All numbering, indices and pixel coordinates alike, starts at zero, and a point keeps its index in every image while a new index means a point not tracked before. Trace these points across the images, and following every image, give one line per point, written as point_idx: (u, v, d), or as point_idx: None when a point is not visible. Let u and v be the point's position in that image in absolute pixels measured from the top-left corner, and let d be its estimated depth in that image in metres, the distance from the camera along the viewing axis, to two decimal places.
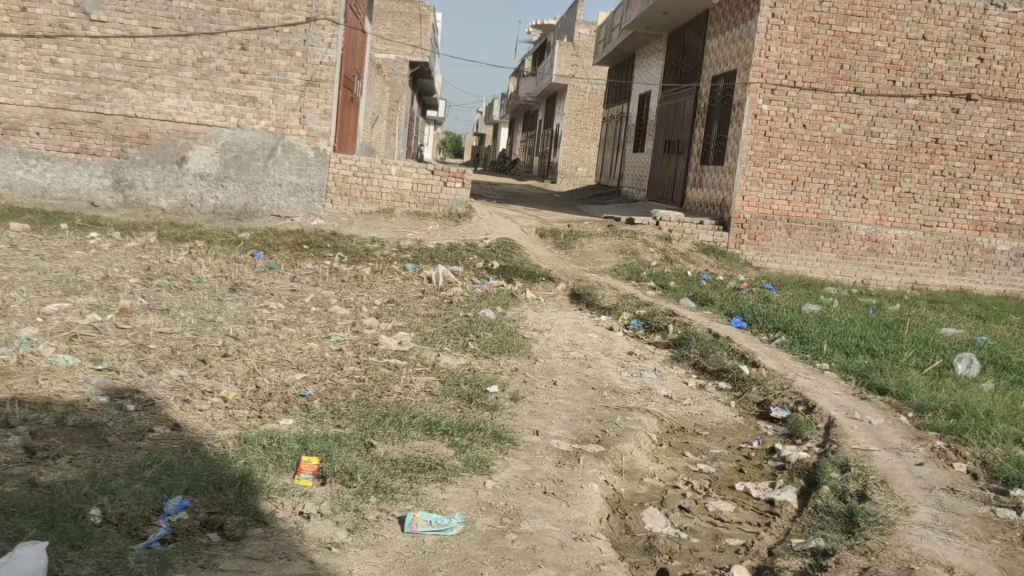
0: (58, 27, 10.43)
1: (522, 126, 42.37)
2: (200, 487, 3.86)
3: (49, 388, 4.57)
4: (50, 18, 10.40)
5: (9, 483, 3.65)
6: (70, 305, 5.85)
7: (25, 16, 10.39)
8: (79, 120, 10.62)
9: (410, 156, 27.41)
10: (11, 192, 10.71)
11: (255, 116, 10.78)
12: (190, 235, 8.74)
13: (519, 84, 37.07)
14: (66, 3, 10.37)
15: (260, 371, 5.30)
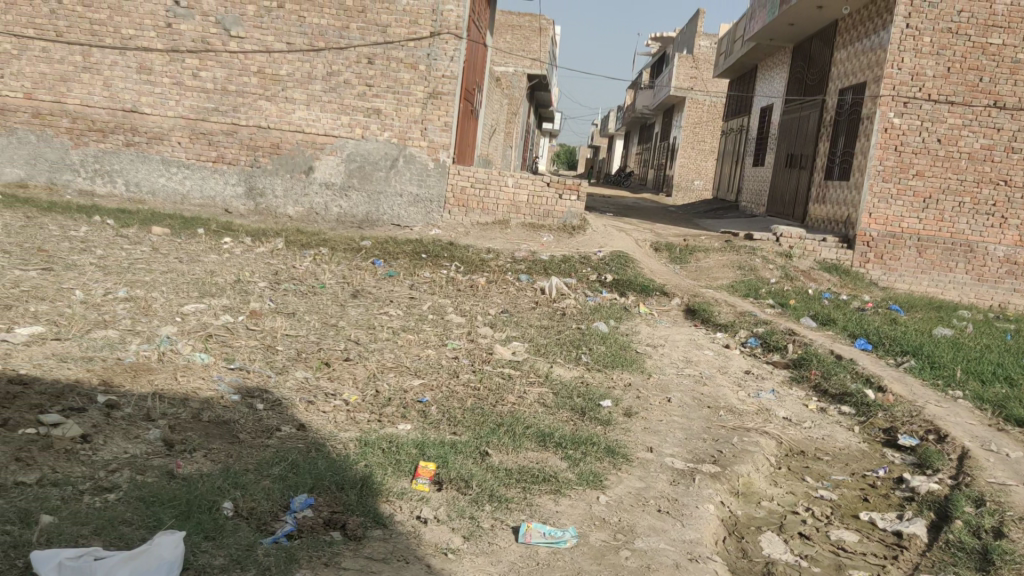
0: (200, 42, 11.02)
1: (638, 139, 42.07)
2: (323, 487, 4.00)
3: (187, 384, 4.83)
4: (193, 33, 11.00)
5: (150, 474, 3.88)
6: (205, 306, 6.16)
7: (171, 32, 11.02)
8: (217, 131, 11.21)
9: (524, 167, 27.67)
10: (154, 198, 11.39)
11: (379, 128, 11.12)
12: (315, 242, 9.05)
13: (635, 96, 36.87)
14: (208, 19, 10.96)
15: (379, 376, 5.44)
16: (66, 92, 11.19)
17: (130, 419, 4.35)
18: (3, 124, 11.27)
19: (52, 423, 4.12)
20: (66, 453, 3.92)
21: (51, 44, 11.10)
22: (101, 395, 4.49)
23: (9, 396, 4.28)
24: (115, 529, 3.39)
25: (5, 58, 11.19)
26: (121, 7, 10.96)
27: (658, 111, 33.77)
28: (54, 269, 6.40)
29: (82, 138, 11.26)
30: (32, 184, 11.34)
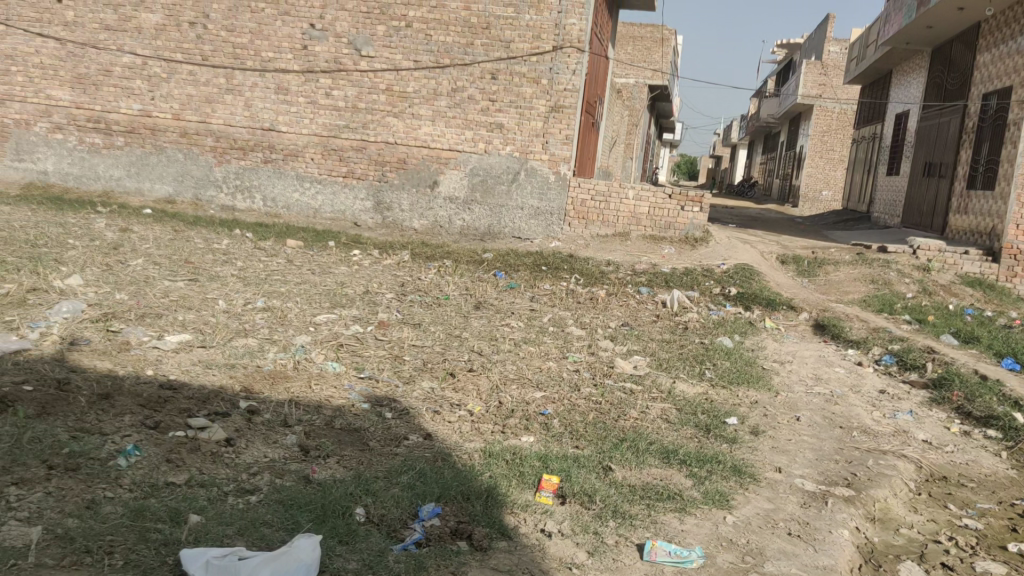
0: (333, 63, 11.49)
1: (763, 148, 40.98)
2: (450, 496, 4.08)
3: (321, 392, 5.03)
4: (327, 54, 11.48)
5: (288, 478, 4.07)
6: (336, 316, 6.40)
7: (307, 54, 11.53)
8: (347, 147, 11.65)
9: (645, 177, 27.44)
10: (289, 212, 11.94)
11: (501, 142, 11.28)
12: (439, 255, 9.25)
13: (760, 105, 35.96)
14: (341, 40, 11.41)
15: (502, 388, 5.50)
16: (210, 112, 11.86)
17: (268, 424, 4.57)
18: (154, 144, 12.03)
19: (199, 426, 4.37)
20: (211, 456, 4.15)
21: (198, 67, 11.79)
22: (242, 401, 4.74)
23: (161, 400, 4.57)
24: (257, 530, 3.57)
25: (155, 81, 11.91)
26: (261, 31, 11.56)
27: (784, 120, 32.82)
28: (199, 280, 6.79)
29: (225, 156, 11.93)
30: (179, 200, 12.08)
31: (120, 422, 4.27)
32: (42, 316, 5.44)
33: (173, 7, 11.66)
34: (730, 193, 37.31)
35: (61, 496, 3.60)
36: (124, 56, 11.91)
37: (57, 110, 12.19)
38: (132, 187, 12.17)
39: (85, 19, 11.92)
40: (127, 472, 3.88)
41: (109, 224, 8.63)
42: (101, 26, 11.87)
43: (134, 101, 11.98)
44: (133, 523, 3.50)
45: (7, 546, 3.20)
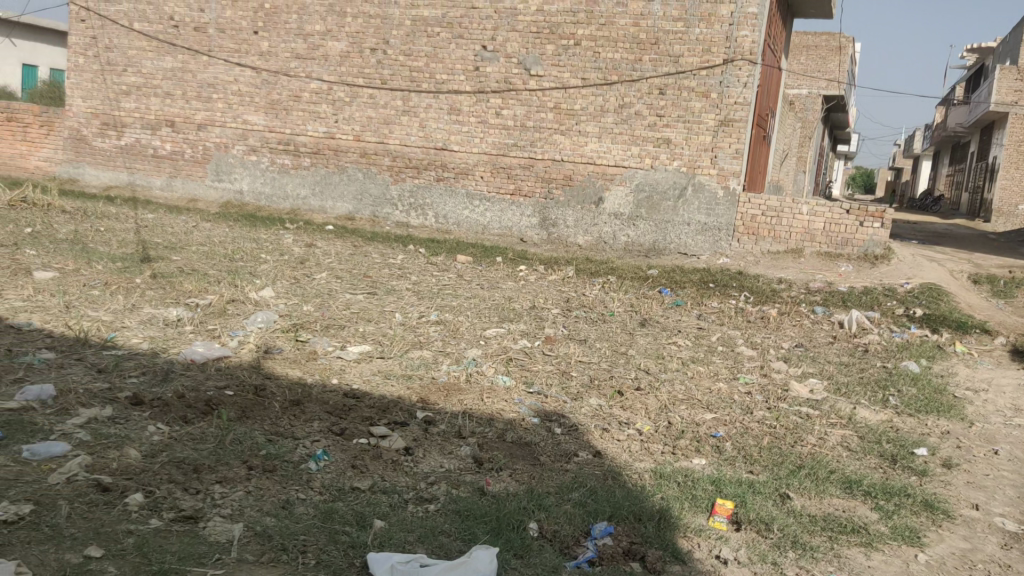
0: (503, 83, 11.78)
1: (949, 159, 38.32)
2: (622, 516, 4.05)
3: (493, 405, 5.14)
4: (498, 74, 11.78)
5: (463, 489, 4.17)
6: (505, 330, 6.53)
7: (478, 74, 11.88)
8: (515, 165, 11.89)
9: (817, 192, 26.34)
10: (458, 228, 12.31)
11: (668, 157, 11.17)
12: (604, 271, 9.25)
13: (948, 113, 33.75)
14: (511, 61, 11.70)
15: (671, 408, 5.42)
16: (388, 133, 12.43)
17: (444, 435, 4.71)
18: (336, 164, 12.74)
19: (380, 434, 4.57)
20: (392, 464, 4.33)
21: (377, 91, 12.41)
22: (419, 412, 4.92)
23: (346, 408, 4.82)
24: (436, 539, 3.68)
25: (339, 105, 12.62)
26: (436, 55, 12.03)
27: (975, 129, 30.60)
28: (378, 293, 7.12)
29: (401, 175, 12.47)
30: (358, 217, 12.72)
31: (310, 428, 4.54)
32: (240, 326, 5.87)
33: (356, 34, 12.36)
34: (911, 208, 35.13)
35: (259, 495, 3.86)
36: (312, 83, 12.69)
37: (252, 133, 13.07)
38: (316, 205, 12.93)
39: (277, 49, 12.78)
40: (317, 475, 4.11)
41: (296, 240, 9.20)
42: (292, 55, 12.70)
43: (320, 124, 12.73)
44: (323, 524, 3.70)
45: (213, 540, 3.46)
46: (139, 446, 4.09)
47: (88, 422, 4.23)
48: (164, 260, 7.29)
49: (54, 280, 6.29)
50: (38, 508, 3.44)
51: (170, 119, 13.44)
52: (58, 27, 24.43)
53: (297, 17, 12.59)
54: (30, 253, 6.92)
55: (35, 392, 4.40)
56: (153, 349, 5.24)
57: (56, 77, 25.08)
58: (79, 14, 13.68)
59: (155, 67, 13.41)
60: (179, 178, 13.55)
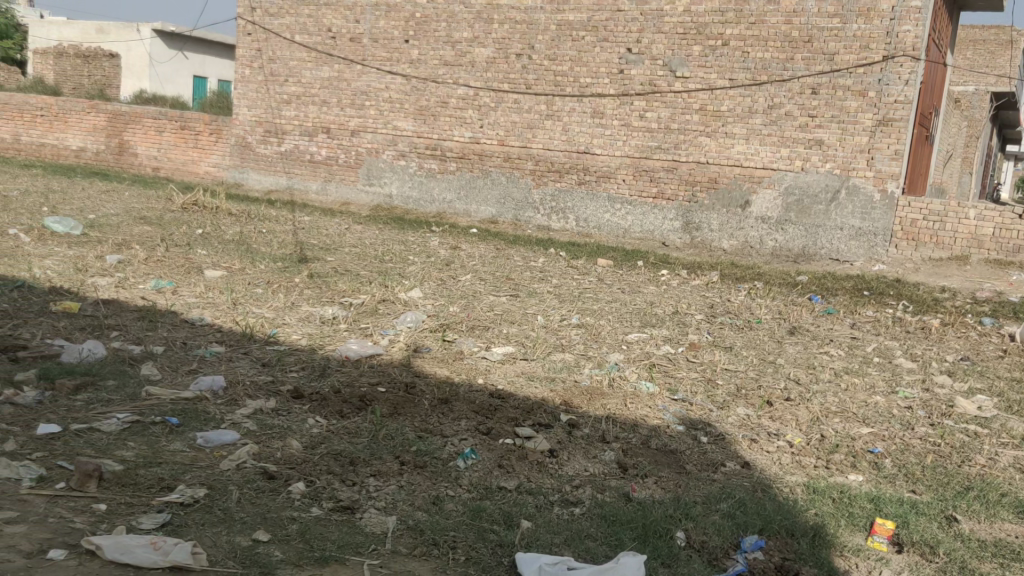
0: (648, 85, 11.69)
1: None
2: (774, 530, 3.91)
3: (637, 411, 5.09)
4: (642, 77, 11.72)
5: (609, 494, 4.15)
6: (647, 335, 6.46)
7: (623, 77, 11.85)
8: (659, 168, 11.76)
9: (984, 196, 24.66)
10: (599, 232, 12.28)
11: (821, 159, 10.76)
12: (750, 276, 9.02)
13: None
14: (657, 63, 11.61)
15: (824, 420, 5.20)
16: (531, 138, 12.54)
17: (588, 439, 4.71)
18: (481, 169, 12.98)
19: (526, 435, 4.62)
20: (538, 465, 4.36)
21: (521, 96, 12.56)
22: (563, 414, 4.94)
23: (492, 408, 4.90)
24: (582, 543, 3.68)
25: (484, 110, 12.84)
26: (581, 58, 12.09)
27: None
28: (520, 295, 7.21)
29: (543, 179, 12.57)
30: (501, 220, 12.91)
31: (458, 426, 4.64)
32: (390, 324, 6.09)
33: (502, 40, 12.57)
34: None
35: (411, 490, 3.97)
36: (458, 89, 13.00)
37: (401, 139, 13.50)
38: (461, 209, 13.21)
39: (426, 57, 13.17)
40: (465, 473, 4.19)
41: (441, 242, 9.44)
42: (440, 62, 13.05)
43: (465, 129, 13.00)
44: (472, 522, 3.76)
45: (369, 531, 3.59)
46: (300, 437, 4.31)
47: (254, 413, 4.49)
48: (320, 261, 7.64)
49: (223, 279, 6.70)
50: (212, 493, 3.68)
51: (326, 126, 14.05)
52: (226, 40, 26.16)
53: (446, 25, 12.94)
54: (202, 253, 7.40)
55: (207, 383, 4.71)
56: (311, 345, 5.51)
57: (223, 88, 26.86)
58: (246, 28, 14.53)
59: (313, 76, 14.07)
60: (333, 183, 14.14)
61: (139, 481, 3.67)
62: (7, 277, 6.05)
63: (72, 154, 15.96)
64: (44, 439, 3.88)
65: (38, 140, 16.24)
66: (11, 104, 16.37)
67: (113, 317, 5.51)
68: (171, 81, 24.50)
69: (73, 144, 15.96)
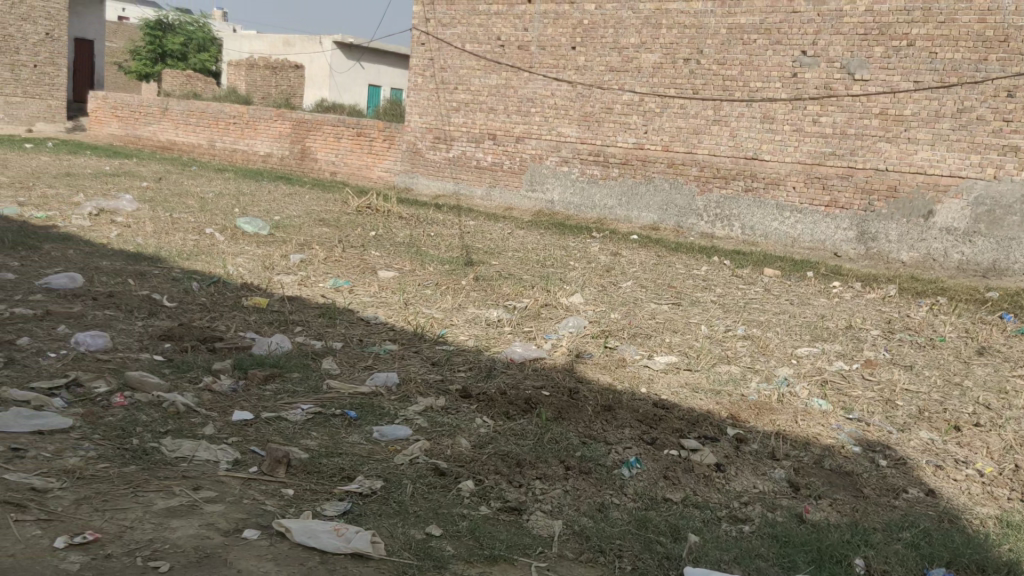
0: (824, 89, 11.25)
1: None
2: (963, 564, 3.64)
3: (809, 429, 4.89)
4: (818, 80, 11.29)
5: (780, 513, 4.00)
6: (819, 350, 6.20)
7: (796, 81, 11.47)
8: (832, 175, 11.26)
9: None
10: (766, 240, 11.89)
11: (1016, 167, 9.98)
12: (932, 291, 8.47)
13: None
14: (834, 65, 11.14)
15: (1020, 450, 4.80)
16: (697, 143, 12.34)
17: (757, 455, 4.56)
18: (644, 174, 12.88)
19: (692, 448, 4.53)
20: (704, 479, 4.26)
21: (689, 101, 12.40)
22: (730, 428, 4.81)
23: (656, 417, 4.84)
24: (752, 562, 3.56)
25: (650, 116, 12.76)
26: (752, 62, 11.79)
27: None
28: (683, 304, 7.09)
29: (708, 185, 12.31)
30: (663, 226, 12.74)
31: (622, 434, 4.61)
32: (553, 329, 6.15)
33: (670, 45, 12.47)
34: None
35: (576, 495, 3.98)
36: (624, 94, 12.98)
37: (565, 145, 13.61)
38: (623, 215, 13.16)
39: (593, 63, 13.23)
40: (630, 482, 4.16)
41: (603, 248, 9.45)
42: (607, 68, 13.09)
43: (630, 135, 12.95)
44: (638, 532, 3.72)
45: (535, 534, 3.63)
46: (469, 436, 4.42)
47: (425, 410, 4.65)
48: (486, 264, 7.83)
49: (395, 279, 6.99)
50: (388, 485, 3.84)
51: (493, 132, 14.36)
52: (400, 50, 27.32)
53: (614, 31, 12.97)
54: (376, 255, 7.74)
55: (382, 379, 4.93)
56: (478, 346, 5.65)
57: (395, 95, 28.06)
58: (420, 38, 15.08)
59: (482, 84, 14.42)
60: (497, 188, 14.44)
61: (322, 470, 3.87)
62: (205, 273, 6.57)
63: (260, 158, 17.14)
64: (238, 425, 4.17)
65: (230, 145, 17.53)
66: (207, 113, 17.75)
67: (297, 313, 5.86)
68: (348, 90, 25.86)
69: (261, 150, 17.12)
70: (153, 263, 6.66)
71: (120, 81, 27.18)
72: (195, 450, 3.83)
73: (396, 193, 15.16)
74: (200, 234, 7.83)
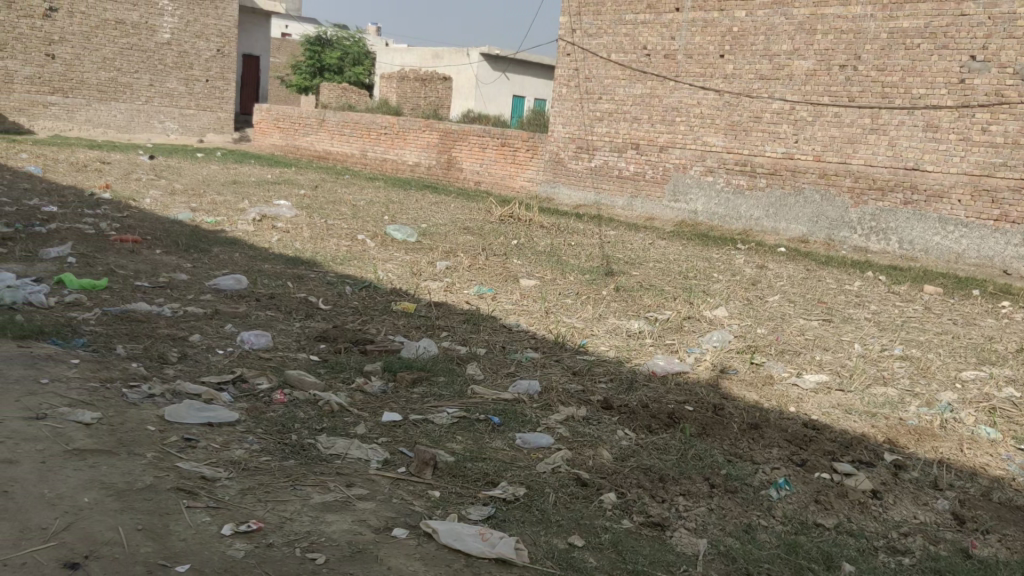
0: (995, 95, 10.53)
1: None
2: None
3: (975, 459, 4.57)
4: (988, 86, 10.59)
5: (944, 547, 3.75)
6: (986, 374, 5.79)
7: (965, 87, 10.79)
8: (1003, 187, 10.52)
9: None
10: (926, 256, 11.22)
11: None
12: None
13: None
14: (1006, 70, 10.42)
15: None
16: (852, 153, 11.82)
17: (917, 483, 4.30)
18: (794, 185, 12.46)
19: (845, 472, 4.32)
20: (859, 505, 4.05)
21: (844, 109, 11.90)
22: (887, 454, 4.56)
23: (806, 438, 4.65)
24: None
25: (801, 125, 12.34)
26: (915, 68, 11.20)
27: None
28: (835, 320, 6.80)
29: (863, 197, 11.77)
30: (813, 239, 12.26)
31: (769, 454, 4.46)
32: (696, 343, 6.03)
33: (825, 51, 12.02)
34: None
35: (722, 514, 3.86)
36: (774, 103, 12.61)
37: (711, 154, 13.35)
38: (770, 226, 12.75)
39: (742, 71, 12.95)
40: (778, 504, 4.00)
41: (749, 260, 9.21)
42: (757, 76, 12.76)
43: (779, 145, 12.55)
44: (788, 556, 3.56)
45: (679, 551, 3.54)
46: (611, 448, 4.39)
47: (567, 419, 4.66)
48: (626, 275, 7.78)
49: (537, 288, 7.06)
50: (531, 493, 3.85)
51: (636, 142, 14.26)
52: (544, 61, 27.59)
53: (765, 38, 12.64)
54: (520, 263, 7.84)
55: (524, 387, 4.98)
56: (619, 358, 5.61)
57: (538, 105, 28.37)
58: (565, 49, 15.15)
59: (626, 94, 14.36)
60: (639, 198, 14.32)
61: (467, 474, 3.94)
62: (358, 278, 6.84)
63: (408, 168, 17.72)
64: (388, 426, 4.31)
65: (381, 155, 18.22)
66: (360, 124, 18.52)
67: (443, 319, 6.01)
68: (492, 100, 26.37)
69: (409, 159, 17.70)
70: (309, 267, 7.00)
71: (281, 93, 28.80)
72: (348, 448, 3.99)
73: (539, 203, 15.27)
74: (352, 240, 8.17)
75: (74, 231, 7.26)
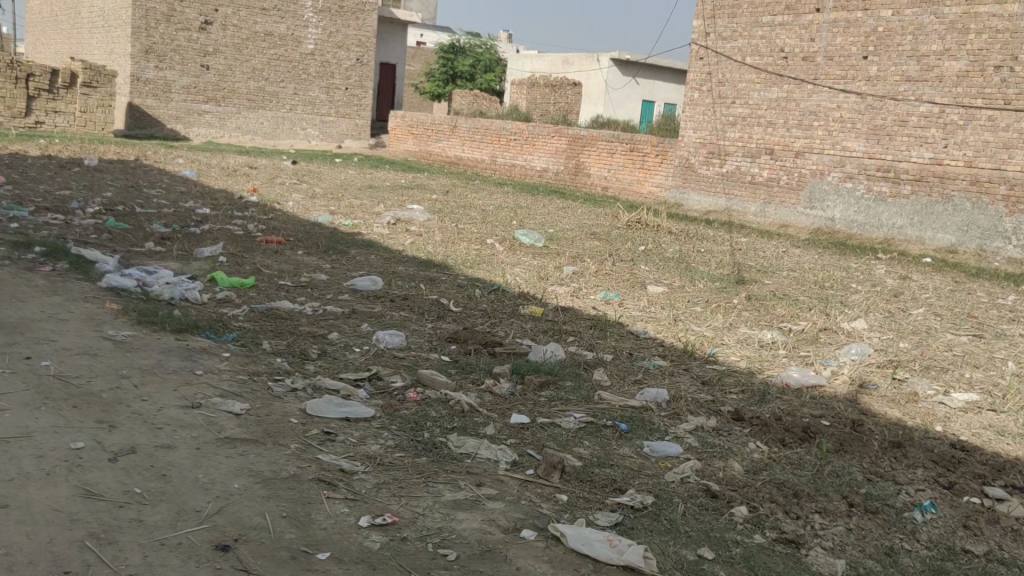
0: None
1: None
2: None
3: None
4: None
5: None
6: None
7: None
8: None
9: None
10: None
11: None
12: None
13: None
14: None
15: None
16: (1008, 159, 11.10)
17: None
18: (941, 193, 11.80)
19: (997, 498, 4.05)
20: (1013, 533, 3.79)
21: (999, 112, 11.20)
22: None
23: (954, 460, 4.39)
24: None
25: (951, 129, 11.69)
26: None
27: None
28: (986, 336, 6.39)
29: (1020, 206, 11.01)
30: (962, 249, 11.56)
31: (913, 474, 4.23)
32: (833, 356, 5.80)
33: (978, 52, 11.35)
34: None
35: (861, 535, 3.69)
36: (921, 106, 11.99)
37: (850, 159, 12.82)
38: (914, 235, 12.11)
39: (886, 73, 12.38)
40: (923, 528, 3.79)
41: (890, 271, 8.79)
42: (903, 78, 12.17)
43: (926, 149, 11.93)
44: None
45: (814, 570, 3.40)
46: (742, 460, 4.28)
47: (696, 429, 4.57)
48: (759, 283, 7.58)
49: (665, 295, 6.97)
50: (659, 502, 3.80)
51: (770, 147, 13.87)
52: (674, 65, 27.23)
53: (912, 38, 12.05)
54: (649, 270, 7.77)
55: (652, 395, 4.92)
56: (751, 368, 5.47)
57: (668, 110, 27.99)
58: (698, 53, 14.90)
59: (761, 98, 13.98)
60: (773, 205, 13.90)
61: (594, 479, 3.93)
62: (487, 281, 6.95)
63: (536, 173, 17.87)
64: (516, 428, 4.36)
65: (510, 161, 18.45)
66: (491, 130, 18.82)
67: (570, 324, 6.03)
68: (621, 105, 26.24)
69: (537, 165, 17.85)
70: (441, 270, 7.16)
71: (414, 100, 29.60)
72: (478, 448, 4.05)
73: (667, 209, 15.06)
74: (482, 244, 8.31)
75: (225, 232, 7.71)
